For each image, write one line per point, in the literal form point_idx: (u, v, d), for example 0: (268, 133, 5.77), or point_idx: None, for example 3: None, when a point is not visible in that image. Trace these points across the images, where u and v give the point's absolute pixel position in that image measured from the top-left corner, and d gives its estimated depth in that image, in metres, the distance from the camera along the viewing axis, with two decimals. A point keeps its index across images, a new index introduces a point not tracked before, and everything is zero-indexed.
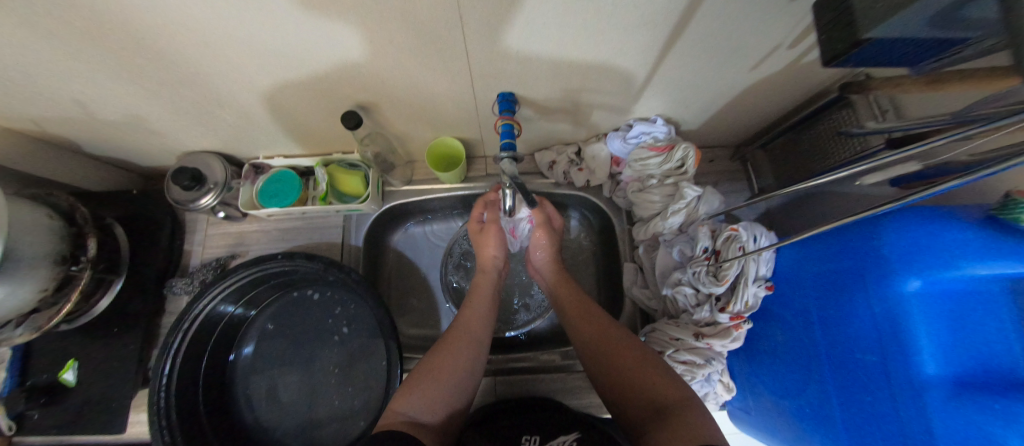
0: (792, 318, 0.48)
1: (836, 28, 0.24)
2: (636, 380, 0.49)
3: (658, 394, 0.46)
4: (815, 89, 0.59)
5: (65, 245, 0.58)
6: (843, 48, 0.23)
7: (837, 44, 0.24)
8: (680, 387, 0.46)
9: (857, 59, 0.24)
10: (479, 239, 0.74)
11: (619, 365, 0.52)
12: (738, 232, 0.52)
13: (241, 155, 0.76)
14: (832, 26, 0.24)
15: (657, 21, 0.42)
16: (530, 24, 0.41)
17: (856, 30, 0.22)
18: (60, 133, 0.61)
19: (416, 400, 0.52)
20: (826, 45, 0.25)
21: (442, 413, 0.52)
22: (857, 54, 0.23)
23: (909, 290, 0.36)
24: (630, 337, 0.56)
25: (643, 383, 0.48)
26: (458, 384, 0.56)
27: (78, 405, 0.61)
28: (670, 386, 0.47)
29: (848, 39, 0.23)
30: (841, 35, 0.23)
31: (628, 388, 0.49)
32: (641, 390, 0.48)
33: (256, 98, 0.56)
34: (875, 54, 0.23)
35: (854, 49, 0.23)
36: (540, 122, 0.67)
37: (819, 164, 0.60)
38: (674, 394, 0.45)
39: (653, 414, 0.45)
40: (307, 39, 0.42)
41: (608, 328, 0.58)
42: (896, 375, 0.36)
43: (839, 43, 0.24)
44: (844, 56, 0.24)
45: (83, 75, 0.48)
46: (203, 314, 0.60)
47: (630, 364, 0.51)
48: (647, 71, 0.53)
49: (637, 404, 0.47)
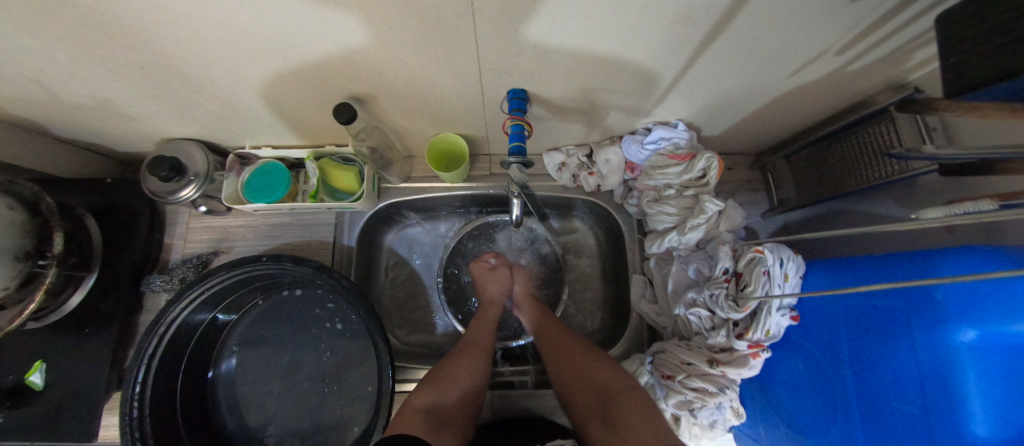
0: (819, 352, 0.45)
1: (984, 51, 0.19)
2: (583, 377, 0.53)
3: (602, 387, 0.51)
4: (853, 99, 0.54)
5: (28, 239, 0.53)
6: (990, 78, 0.18)
7: (981, 71, 0.19)
8: (621, 376, 0.52)
9: (998, 92, 0.19)
10: (484, 275, 0.72)
11: (570, 367, 0.55)
12: (763, 255, 0.47)
13: (225, 144, 0.70)
14: (976, 51, 0.19)
15: (696, 18, 0.37)
16: (551, 15, 0.36)
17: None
18: (21, 114, 0.55)
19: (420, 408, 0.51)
20: (957, 73, 0.20)
21: (454, 394, 0.54)
22: (1009, 87, 0.18)
23: (963, 341, 0.32)
24: (574, 336, 0.59)
25: (588, 377, 0.53)
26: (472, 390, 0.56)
27: (48, 410, 0.57)
28: (613, 376, 0.52)
29: (1002, 68, 0.18)
30: (989, 62, 0.18)
31: (576, 385, 0.53)
32: (588, 386, 0.52)
33: (239, 85, 0.50)
34: (1023, 91, 0.18)
35: (1007, 82, 0.18)
36: (551, 121, 0.62)
37: (849, 181, 0.55)
38: (616, 385, 0.51)
39: (600, 408, 0.50)
40: (294, 23, 0.37)
41: (564, 336, 0.60)
42: (940, 430, 0.33)
43: (981, 72, 0.19)
44: (987, 87, 0.19)
45: (35, 51, 0.41)
46: (179, 320, 0.56)
47: (578, 363, 0.55)
48: (677, 72, 0.48)
49: (585, 399, 0.52)
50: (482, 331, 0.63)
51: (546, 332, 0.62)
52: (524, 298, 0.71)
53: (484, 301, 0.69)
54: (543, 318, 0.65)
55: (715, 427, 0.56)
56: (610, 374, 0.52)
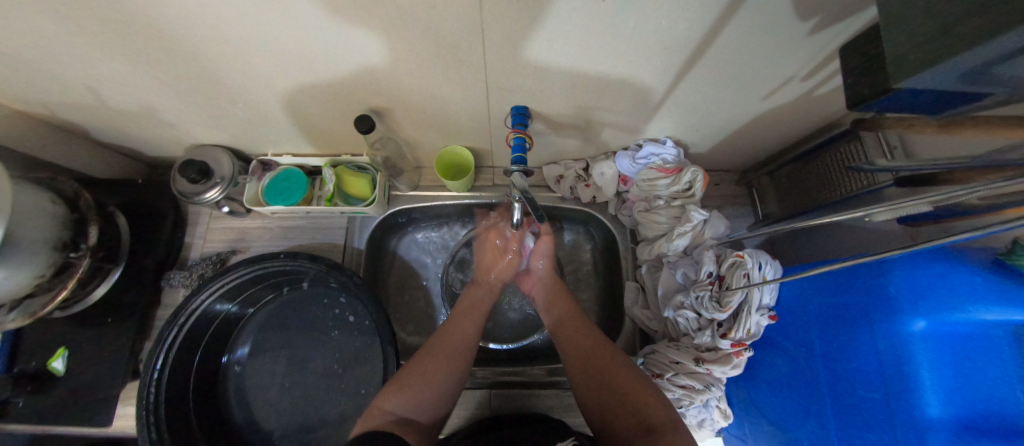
0: (794, 349, 0.48)
1: (862, 74, 0.24)
2: (625, 398, 0.49)
3: (643, 411, 0.47)
4: (823, 122, 0.60)
5: (65, 232, 0.57)
6: (871, 94, 0.24)
7: (868, 88, 0.24)
8: (664, 408, 0.47)
9: (885, 104, 0.25)
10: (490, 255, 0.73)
11: (610, 383, 0.52)
12: (743, 259, 0.52)
13: (249, 151, 0.76)
14: (859, 72, 0.25)
15: (674, 46, 0.43)
16: (550, 40, 0.42)
17: (886, 78, 0.22)
18: (69, 118, 0.61)
19: (407, 398, 0.49)
20: (853, 89, 0.26)
21: (428, 414, 0.50)
22: (886, 99, 0.23)
23: (915, 330, 0.36)
24: (618, 354, 0.56)
25: (632, 400, 0.49)
26: (452, 384, 0.54)
27: (66, 395, 0.60)
28: (658, 405, 0.48)
29: (877, 87, 0.23)
30: (869, 80, 0.24)
31: (615, 404, 0.50)
32: (629, 408, 0.48)
33: (272, 97, 0.56)
34: (903, 102, 0.24)
35: (883, 96, 0.23)
36: (550, 136, 0.68)
37: (826, 195, 0.59)
38: (658, 414, 0.46)
39: (637, 432, 0.45)
40: (329, 42, 0.43)
41: (602, 348, 0.57)
42: (899, 412, 0.36)
43: (867, 89, 0.24)
44: (874, 101, 0.24)
45: (99, 63, 0.47)
46: (199, 310, 0.59)
47: (619, 382, 0.51)
48: (664, 91, 0.53)
49: (620, 421, 0.48)
50: (468, 322, 0.62)
51: (571, 335, 0.60)
52: (544, 276, 0.71)
53: (482, 288, 0.69)
54: (568, 318, 0.63)
55: (703, 427, 0.58)
56: (655, 403, 0.48)
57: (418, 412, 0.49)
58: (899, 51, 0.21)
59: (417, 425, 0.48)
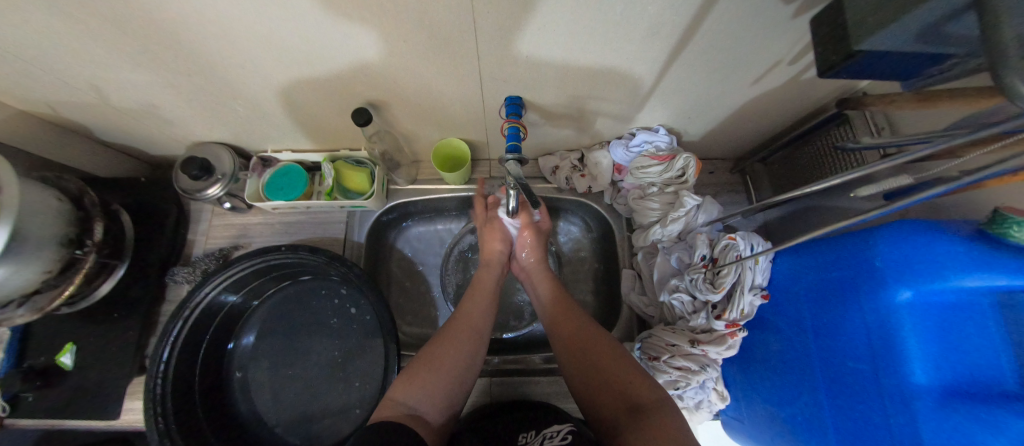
0: (788, 328, 0.50)
1: (828, 43, 0.26)
2: (614, 379, 0.50)
3: (632, 392, 0.48)
4: (814, 106, 0.60)
5: (71, 228, 0.58)
6: (837, 60, 0.25)
7: (833, 57, 0.25)
8: (652, 387, 0.48)
9: (853, 71, 0.26)
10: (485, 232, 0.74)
11: (598, 365, 0.53)
12: (735, 241, 0.54)
13: (248, 148, 0.77)
14: (827, 41, 0.26)
15: (662, 32, 0.44)
16: (540, 31, 0.43)
17: (848, 44, 0.23)
18: (73, 118, 0.62)
19: (420, 389, 0.50)
20: (823, 57, 0.26)
21: (443, 413, 0.51)
22: (852, 65, 0.24)
23: (901, 300, 0.36)
24: (606, 335, 0.57)
25: (620, 380, 0.50)
26: (466, 377, 0.55)
27: (74, 389, 0.61)
28: (645, 384, 0.49)
29: (842, 53, 0.24)
30: (835, 48, 0.25)
31: (603, 386, 0.50)
32: (617, 388, 0.49)
33: (270, 92, 0.57)
34: (871, 67, 0.24)
35: (847, 61, 0.24)
36: (544, 127, 0.69)
37: (818, 178, 0.61)
38: (646, 393, 0.47)
39: (626, 412, 0.46)
40: (324, 35, 0.43)
41: (591, 331, 0.57)
42: (887, 381, 0.37)
43: (833, 56, 0.25)
44: (839, 69, 0.25)
45: (100, 62, 0.48)
46: (204, 302, 0.61)
47: (608, 363, 0.52)
48: (654, 78, 0.54)
49: (609, 401, 0.49)
50: (472, 312, 0.62)
51: (564, 320, 0.61)
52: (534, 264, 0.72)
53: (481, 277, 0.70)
54: (560, 303, 0.64)
55: (700, 409, 0.59)
56: (642, 382, 0.49)
57: (434, 406, 0.50)
58: (860, 16, 0.22)
59: (433, 420, 0.49)
